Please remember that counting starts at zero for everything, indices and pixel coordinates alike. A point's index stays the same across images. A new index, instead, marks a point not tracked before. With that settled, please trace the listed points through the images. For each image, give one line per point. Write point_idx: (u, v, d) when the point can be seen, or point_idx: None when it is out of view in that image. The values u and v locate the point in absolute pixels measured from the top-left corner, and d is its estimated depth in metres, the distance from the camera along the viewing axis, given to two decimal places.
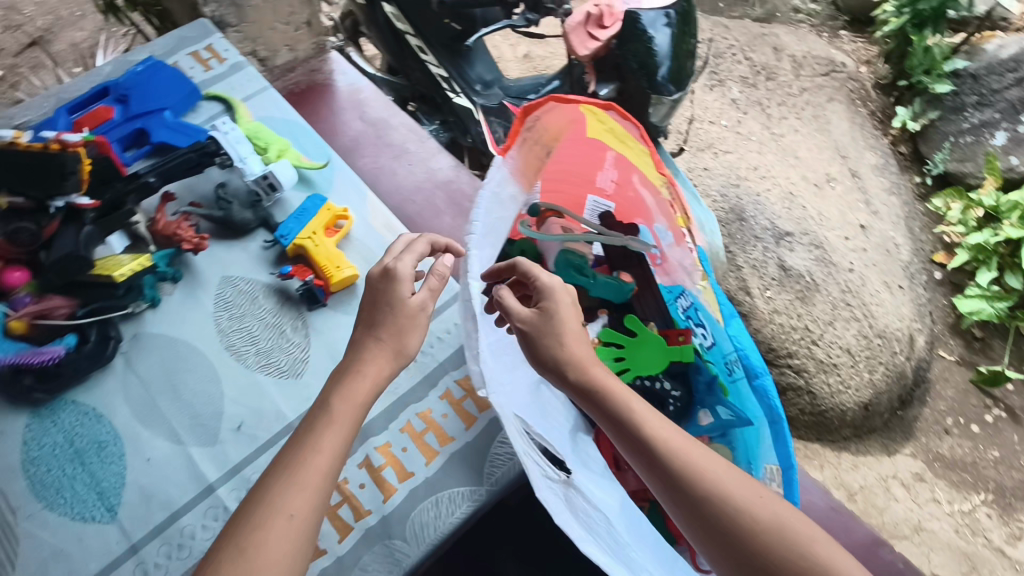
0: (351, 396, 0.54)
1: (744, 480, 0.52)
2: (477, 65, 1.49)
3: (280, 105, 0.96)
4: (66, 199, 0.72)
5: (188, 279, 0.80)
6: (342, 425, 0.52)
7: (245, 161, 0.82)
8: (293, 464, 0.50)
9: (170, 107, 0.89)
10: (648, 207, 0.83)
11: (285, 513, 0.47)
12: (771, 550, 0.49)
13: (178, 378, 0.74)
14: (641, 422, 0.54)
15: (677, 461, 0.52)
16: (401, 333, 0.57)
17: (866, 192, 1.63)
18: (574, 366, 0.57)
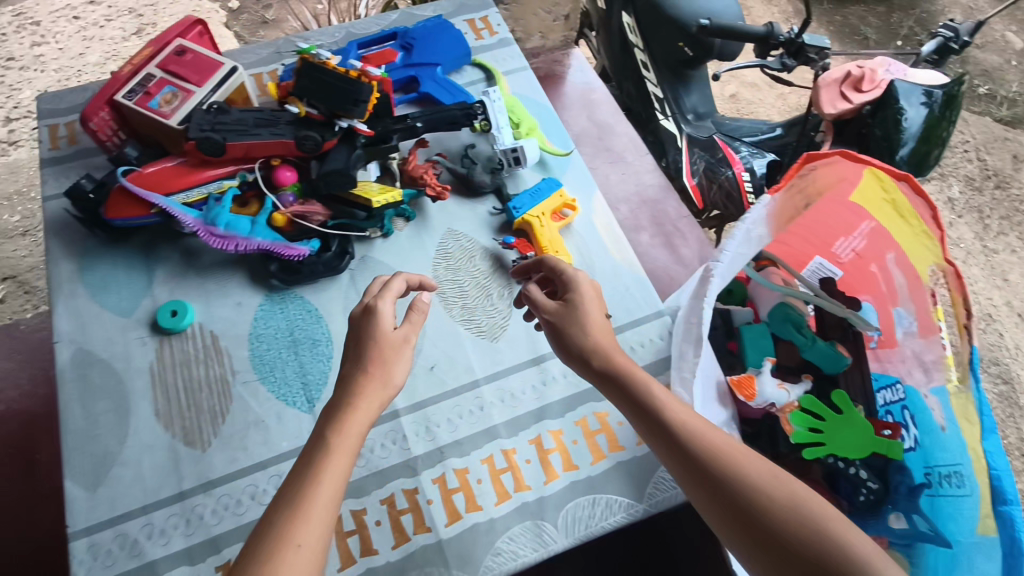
0: (342, 426, 0.52)
1: (762, 462, 0.52)
2: (691, 96, 1.48)
3: (535, 88, 0.99)
4: (348, 122, 0.79)
5: (419, 221, 0.86)
6: (342, 455, 0.50)
7: (501, 130, 0.86)
8: (294, 502, 0.47)
9: (442, 64, 0.95)
10: (899, 288, 0.78)
11: (293, 543, 0.45)
12: (788, 525, 0.47)
13: (391, 307, 0.80)
14: (655, 399, 0.56)
15: (690, 440, 0.53)
16: (386, 363, 0.56)
17: None
18: (597, 351, 0.60)
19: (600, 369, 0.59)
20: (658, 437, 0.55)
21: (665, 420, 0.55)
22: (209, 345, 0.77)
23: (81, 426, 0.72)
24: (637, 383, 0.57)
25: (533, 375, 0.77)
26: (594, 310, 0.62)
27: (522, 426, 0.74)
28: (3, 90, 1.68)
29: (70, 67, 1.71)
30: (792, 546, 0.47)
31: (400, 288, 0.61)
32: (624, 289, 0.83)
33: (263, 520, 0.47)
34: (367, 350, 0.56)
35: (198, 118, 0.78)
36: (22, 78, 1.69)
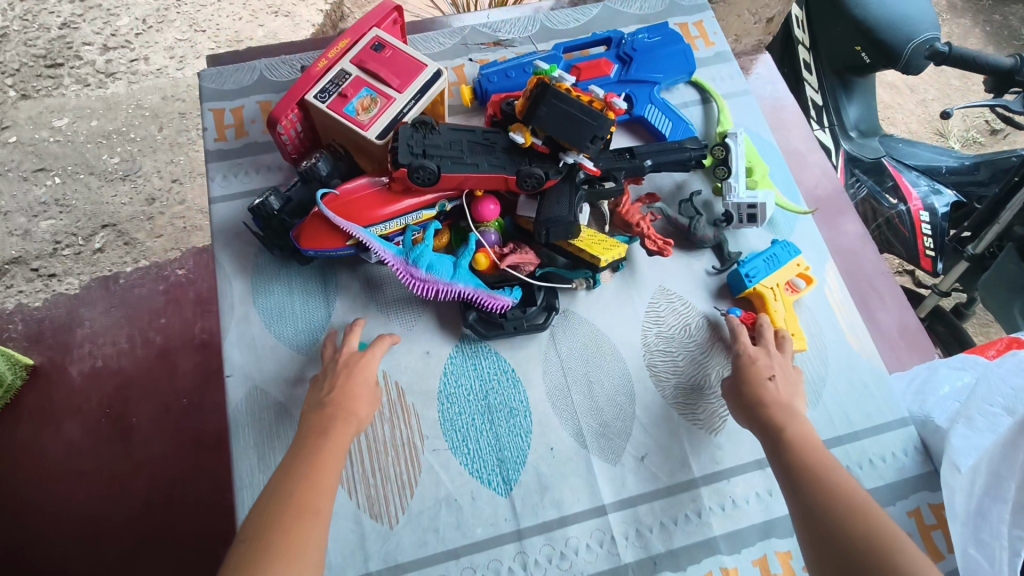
0: (339, 437, 0.54)
1: (868, 502, 0.51)
2: (868, 107, 1.19)
3: (758, 118, 0.87)
4: (575, 157, 0.68)
5: (627, 273, 0.75)
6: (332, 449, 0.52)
7: (738, 180, 0.73)
8: (300, 476, 0.49)
9: (660, 82, 0.83)
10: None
11: (314, 510, 0.47)
12: (863, 552, 0.47)
13: (595, 376, 0.70)
14: (785, 425, 0.59)
15: (806, 475, 0.54)
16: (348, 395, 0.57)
17: None
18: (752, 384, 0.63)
19: (748, 398, 0.63)
20: (775, 457, 0.58)
21: (789, 444, 0.57)
22: (395, 400, 0.68)
23: (257, 481, 0.64)
24: (775, 411, 0.60)
25: (759, 480, 0.67)
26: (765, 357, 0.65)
27: (746, 543, 0.64)
28: (101, 16, 1.46)
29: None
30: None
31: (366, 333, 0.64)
32: (862, 384, 0.72)
33: (267, 489, 0.48)
34: (342, 375, 0.59)
35: (408, 136, 0.67)
36: (120, 4, 1.48)
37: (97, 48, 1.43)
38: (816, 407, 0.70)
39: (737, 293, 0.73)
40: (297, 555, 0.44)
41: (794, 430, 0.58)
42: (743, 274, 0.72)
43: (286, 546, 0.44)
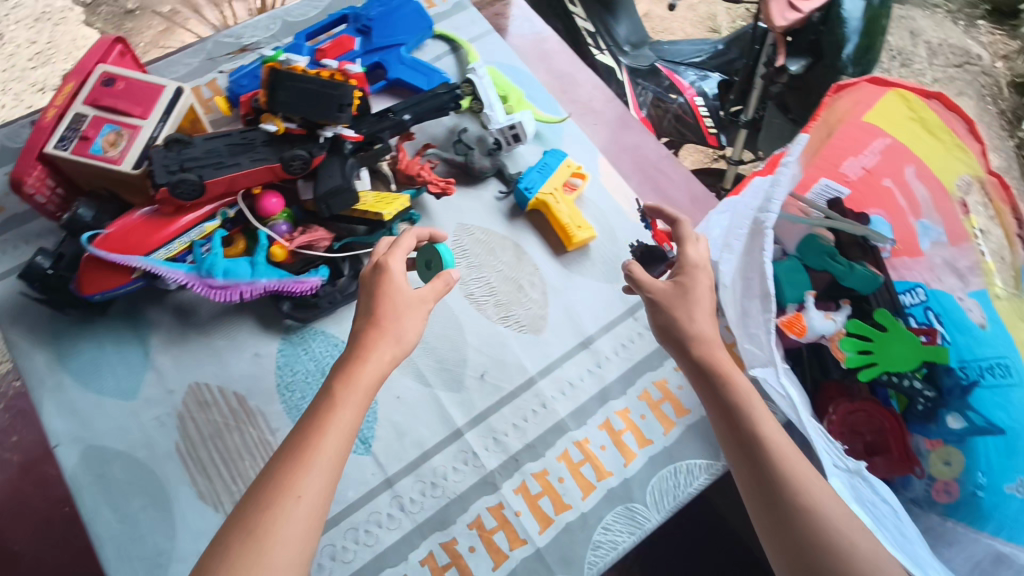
0: (351, 381, 0.50)
1: (837, 503, 0.50)
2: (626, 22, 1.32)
3: (505, 51, 0.92)
4: (334, 130, 0.71)
5: (425, 222, 0.80)
6: (340, 407, 0.49)
7: (493, 109, 0.81)
8: (298, 449, 0.46)
9: (406, 43, 0.87)
10: (921, 201, 0.79)
11: (295, 494, 0.44)
12: (827, 553, 0.48)
13: (422, 321, 0.75)
14: (751, 410, 0.55)
15: (777, 465, 0.52)
16: (397, 319, 0.54)
17: None
18: (703, 344, 0.59)
19: (699, 361, 0.59)
20: (742, 445, 0.54)
21: (751, 420, 0.54)
22: (237, 408, 0.69)
23: (117, 531, 0.63)
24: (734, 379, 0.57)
25: (586, 359, 0.75)
26: (710, 315, 0.61)
27: (589, 414, 0.72)
28: None
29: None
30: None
31: (410, 243, 0.59)
32: (652, 251, 0.81)
33: (273, 463, 0.46)
34: (368, 299, 0.55)
35: (162, 157, 0.67)
36: None
37: None
38: (619, 282, 0.79)
39: (524, 207, 0.80)
40: (264, 551, 0.42)
41: (760, 413, 0.55)
42: (523, 191, 0.79)
43: (256, 545, 0.42)
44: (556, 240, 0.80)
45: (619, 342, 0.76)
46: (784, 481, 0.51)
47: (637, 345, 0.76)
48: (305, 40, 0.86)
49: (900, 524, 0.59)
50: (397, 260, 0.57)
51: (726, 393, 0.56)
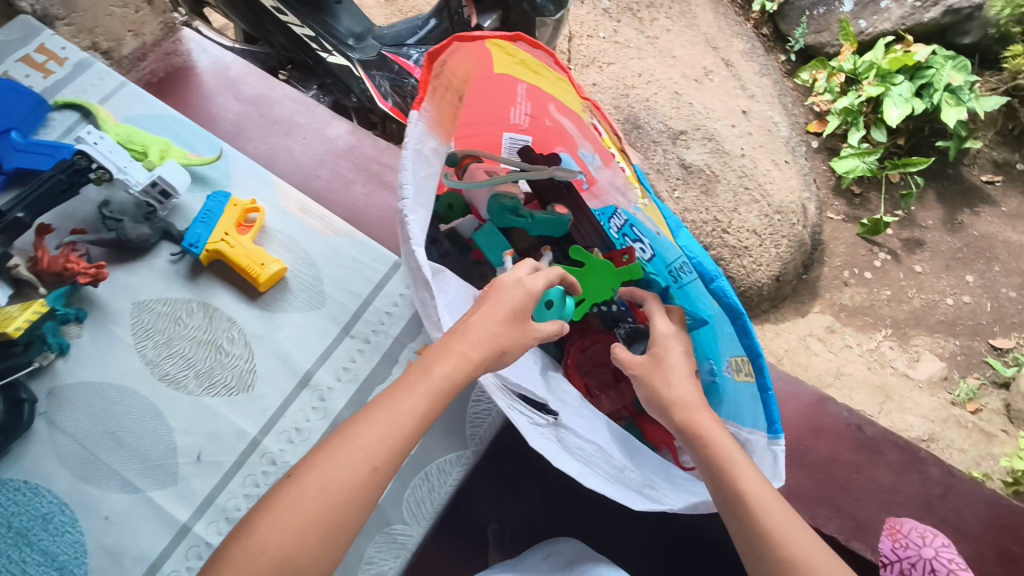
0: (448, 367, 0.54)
1: (830, 559, 0.54)
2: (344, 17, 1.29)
3: (146, 100, 0.86)
4: None
5: (96, 315, 0.72)
6: (439, 399, 0.53)
7: (126, 170, 0.72)
8: (389, 418, 0.51)
9: (17, 126, 0.78)
10: (572, 134, 0.81)
11: (371, 466, 0.50)
12: None
13: (117, 424, 0.67)
14: (738, 484, 0.56)
15: (770, 531, 0.55)
16: (506, 345, 0.56)
17: (741, 78, 1.92)
18: (681, 406, 0.61)
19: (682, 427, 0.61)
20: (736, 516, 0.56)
21: (733, 479, 0.57)
22: None
23: None
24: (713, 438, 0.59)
25: (309, 398, 0.70)
26: (687, 372, 0.64)
27: None
28: None
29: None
30: None
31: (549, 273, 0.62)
32: (352, 261, 0.78)
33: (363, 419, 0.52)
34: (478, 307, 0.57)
35: None
36: None
37: None
38: (326, 305, 0.75)
39: (200, 262, 0.74)
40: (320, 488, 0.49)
41: (744, 483, 0.57)
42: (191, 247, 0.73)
43: (304, 507, 0.48)
44: (247, 285, 0.75)
45: (340, 367, 0.72)
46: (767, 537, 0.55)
47: (360, 363, 0.73)
48: None
49: (609, 458, 0.61)
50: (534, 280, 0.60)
51: (714, 463, 0.58)
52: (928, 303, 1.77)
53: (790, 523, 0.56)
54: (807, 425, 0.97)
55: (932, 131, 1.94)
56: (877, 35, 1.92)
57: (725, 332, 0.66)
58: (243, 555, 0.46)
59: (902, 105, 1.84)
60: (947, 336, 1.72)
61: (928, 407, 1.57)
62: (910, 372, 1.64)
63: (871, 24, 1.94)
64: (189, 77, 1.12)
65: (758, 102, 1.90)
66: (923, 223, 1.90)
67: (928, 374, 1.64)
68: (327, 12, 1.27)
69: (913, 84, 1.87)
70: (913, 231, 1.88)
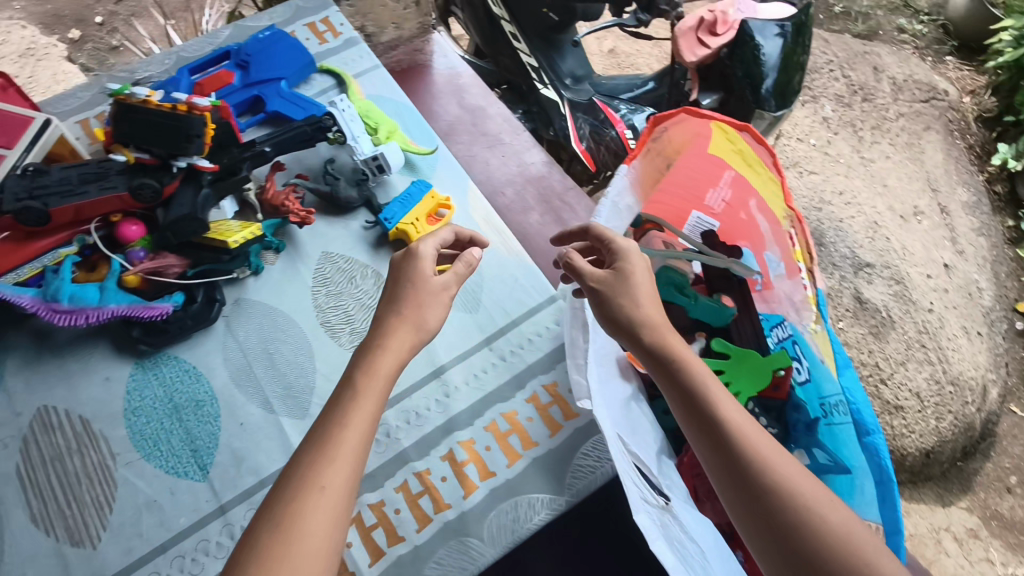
0: (374, 370, 0.53)
1: (805, 474, 0.51)
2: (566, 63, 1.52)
3: (390, 85, 0.95)
4: (188, 160, 0.73)
5: (290, 251, 0.81)
6: (368, 395, 0.52)
7: (358, 140, 0.82)
8: (322, 440, 0.49)
9: (287, 77, 0.90)
10: (762, 234, 0.81)
11: (319, 485, 0.47)
12: (797, 528, 0.48)
13: (275, 348, 0.76)
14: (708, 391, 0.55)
15: (740, 440, 0.52)
16: (419, 307, 0.58)
17: (954, 230, 1.71)
18: (650, 327, 0.59)
19: (655, 359, 0.58)
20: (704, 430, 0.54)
21: (719, 418, 0.54)
22: (81, 430, 0.71)
23: None
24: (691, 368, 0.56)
25: (436, 389, 0.74)
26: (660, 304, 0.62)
27: (432, 445, 0.71)
28: None
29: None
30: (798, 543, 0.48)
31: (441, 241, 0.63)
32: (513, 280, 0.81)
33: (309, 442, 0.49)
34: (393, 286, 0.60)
35: (15, 184, 0.70)
36: None
37: None
38: (477, 311, 0.79)
39: (388, 235, 0.81)
40: (305, 525, 0.45)
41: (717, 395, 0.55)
42: (384, 220, 0.81)
43: (287, 526, 0.45)
44: None
45: (471, 373, 0.76)
46: (760, 477, 0.50)
47: (490, 376, 0.76)
48: (191, 74, 0.88)
49: (708, 564, 0.56)
50: (426, 247, 0.62)
51: (679, 369, 0.57)
52: None
53: (788, 461, 0.52)
54: None
55: None
56: None
57: (881, 497, 0.64)
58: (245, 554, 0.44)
59: None
60: None
61: None
62: None
63: None
64: (424, 74, 1.24)
65: (965, 261, 1.67)
66: None
67: None
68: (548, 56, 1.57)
69: None
70: None
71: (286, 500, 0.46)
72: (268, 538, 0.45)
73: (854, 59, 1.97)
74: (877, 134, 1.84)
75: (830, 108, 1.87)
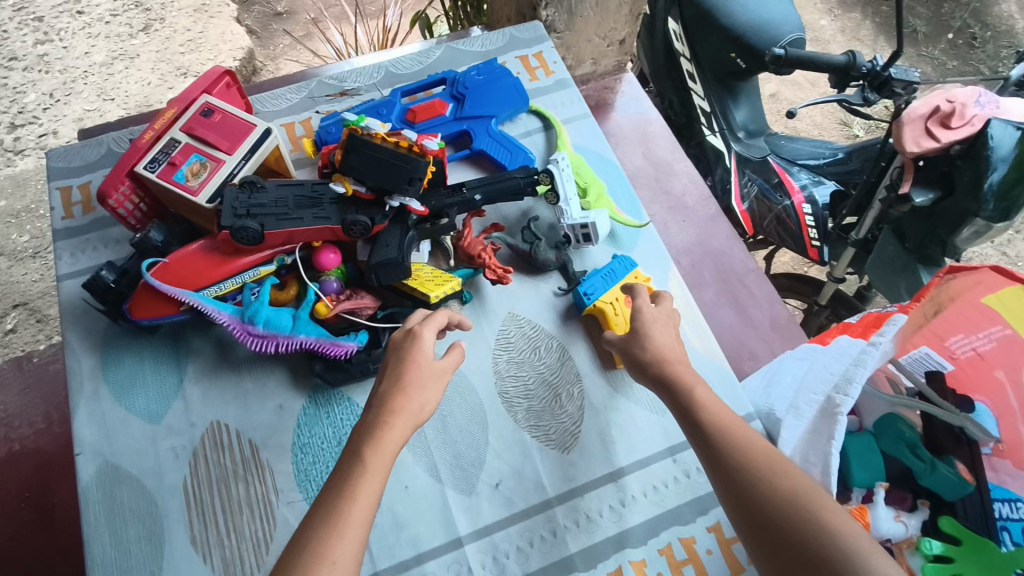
0: (380, 449, 0.51)
1: (773, 453, 0.52)
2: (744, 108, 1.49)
3: (598, 138, 0.90)
4: (401, 201, 0.70)
5: (475, 304, 0.77)
6: (372, 473, 0.49)
7: (569, 202, 0.76)
8: (332, 512, 0.47)
9: (497, 116, 0.85)
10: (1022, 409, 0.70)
11: (329, 559, 0.44)
12: (771, 504, 0.48)
13: (448, 410, 0.71)
14: (693, 391, 0.59)
15: (717, 433, 0.55)
16: (421, 390, 0.56)
17: None
18: (658, 361, 0.63)
19: (658, 379, 0.62)
20: (692, 434, 0.57)
21: (701, 417, 0.57)
22: (248, 456, 0.69)
23: (109, 556, 0.64)
24: (682, 376, 0.60)
25: (611, 493, 0.68)
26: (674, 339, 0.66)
27: (601, 557, 0.65)
28: (34, 141, 1.69)
29: (94, 106, 1.75)
30: (774, 521, 0.48)
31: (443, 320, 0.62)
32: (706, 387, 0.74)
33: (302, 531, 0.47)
34: (395, 364, 0.57)
35: (233, 197, 0.69)
36: (55, 117, 1.72)
37: (6, 127, 1.70)
38: (664, 414, 0.72)
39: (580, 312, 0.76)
40: None
41: (701, 397, 0.58)
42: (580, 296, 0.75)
43: None
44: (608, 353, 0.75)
45: (651, 483, 0.69)
46: (732, 460, 0.52)
47: (671, 491, 0.69)
48: (401, 96, 0.86)
49: None
50: (428, 332, 0.59)
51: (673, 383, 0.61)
52: None
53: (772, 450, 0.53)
54: None
55: None
56: None
57: None
58: None
59: None
60: None
61: None
62: None
63: None
64: (611, 115, 1.18)
65: None
66: None
67: None
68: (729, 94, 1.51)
69: None
70: None
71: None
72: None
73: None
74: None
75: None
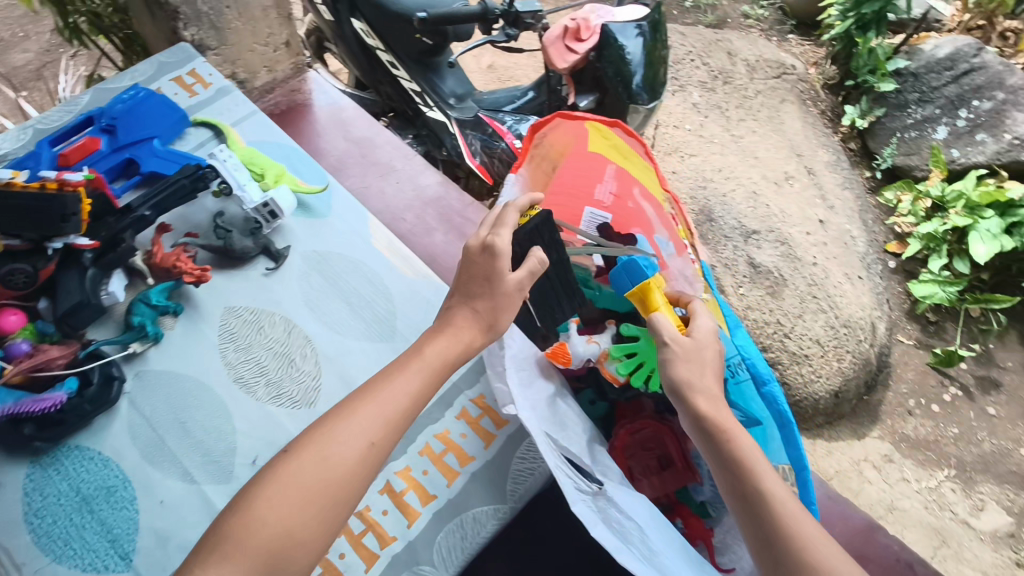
0: (444, 351, 0.60)
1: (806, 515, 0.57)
2: (452, 80, 1.65)
3: (270, 127, 0.95)
4: (64, 241, 0.69)
5: (190, 312, 0.78)
6: (430, 370, 0.59)
7: (245, 188, 0.80)
8: (383, 404, 0.55)
9: (159, 136, 0.87)
10: (651, 219, 0.87)
11: (368, 441, 0.54)
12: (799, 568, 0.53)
13: (187, 415, 0.72)
14: (735, 447, 0.61)
15: (763, 497, 0.57)
16: (495, 309, 0.62)
17: (821, 187, 2.28)
18: (708, 396, 0.64)
19: (696, 420, 0.63)
20: (738, 501, 0.59)
21: (749, 481, 0.59)
22: None
23: None
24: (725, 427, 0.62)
25: None
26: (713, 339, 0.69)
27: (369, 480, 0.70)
28: None
29: None
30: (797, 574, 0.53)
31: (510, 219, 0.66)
32: (426, 302, 0.82)
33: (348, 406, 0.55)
34: (487, 283, 0.62)
35: None
36: None
37: None
38: (394, 339, 0.79)
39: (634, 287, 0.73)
40: (335, 473, 0.52)
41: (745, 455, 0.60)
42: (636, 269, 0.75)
43: (325, 467, 0.52)
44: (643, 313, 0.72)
45: None
46: (779, 529, 0.55)
47: None
48: (52, 146, 0.85)
49: (647, 539, 0.59)
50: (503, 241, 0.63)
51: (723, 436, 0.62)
52: (999, 450, 2.02)
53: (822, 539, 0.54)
54: (854, 551, 0.92)
55: (1019, 271, 2.25)
56: (970, 166, 2.26)
57: (785, 436, 0.74)
58: (276, 485, 0.51)
59: (990, 241, 2.14)
60: (1016, 488, 1.95)
61: (988, 563, 1.78)
62: (971, 522, 1.85)
63: (963, 154, 2.29)
64: (308, 114, 1.23)
65: (836, 214, 2.23)
66: (1001, 364, 2.19)
67: (991, 527, 1.85)
68: (435, 73, 1.63)
69: (1004, 220, 2.18)
70: (989, 370, 2.17)
71: (293, 464, 0.52)
72: (272, 487, 0.51)
73: (710, 47, 2.49)
74: (741, 112, 2.37)
75: (697, 95, 2.36)
